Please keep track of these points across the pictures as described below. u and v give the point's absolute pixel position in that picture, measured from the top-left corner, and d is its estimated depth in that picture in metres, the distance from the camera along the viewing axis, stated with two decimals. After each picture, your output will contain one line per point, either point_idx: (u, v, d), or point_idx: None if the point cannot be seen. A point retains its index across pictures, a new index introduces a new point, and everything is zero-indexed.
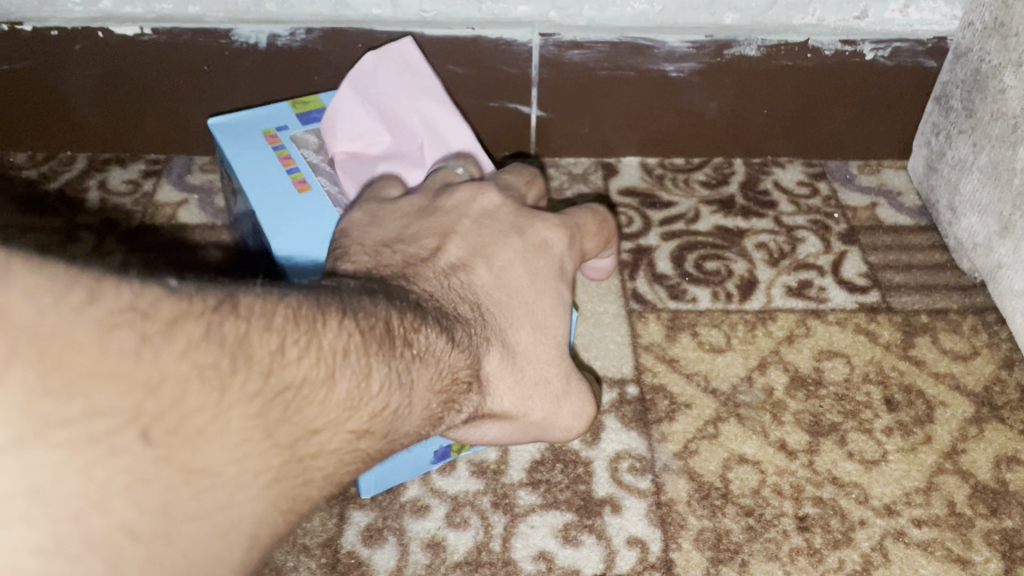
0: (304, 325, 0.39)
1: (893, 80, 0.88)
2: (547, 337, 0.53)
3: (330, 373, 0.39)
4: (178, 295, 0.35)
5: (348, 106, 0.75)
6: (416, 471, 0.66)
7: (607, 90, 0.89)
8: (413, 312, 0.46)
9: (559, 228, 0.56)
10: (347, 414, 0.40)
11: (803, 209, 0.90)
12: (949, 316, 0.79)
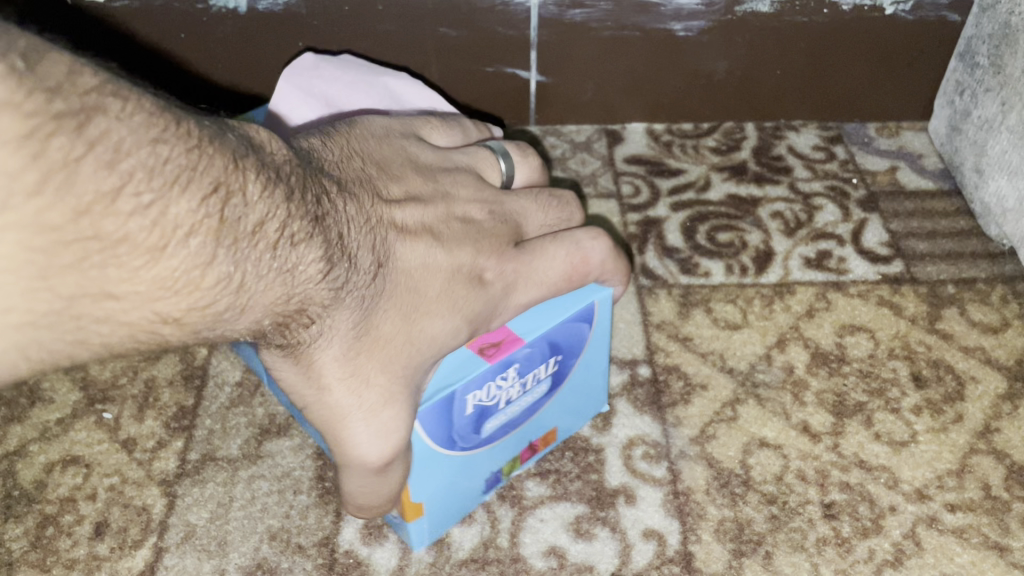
0: (158, 185, 0.38)
1: (914, 35, 0.83)
2: (410, 355, 0.51)
3: (160, 245, 0.39)
4: (18, 80, 0.34)
5: (290, 101, 0.68)
6: (468, 502, 0.60)
7: (611, 53, 0.84)
8: (307, 222, 0.45)
9: (501, 267, 0.55)
10: (159, 295, 0.40)
11: (819, 175, 0.85)
12: (976, 286, 0.74)
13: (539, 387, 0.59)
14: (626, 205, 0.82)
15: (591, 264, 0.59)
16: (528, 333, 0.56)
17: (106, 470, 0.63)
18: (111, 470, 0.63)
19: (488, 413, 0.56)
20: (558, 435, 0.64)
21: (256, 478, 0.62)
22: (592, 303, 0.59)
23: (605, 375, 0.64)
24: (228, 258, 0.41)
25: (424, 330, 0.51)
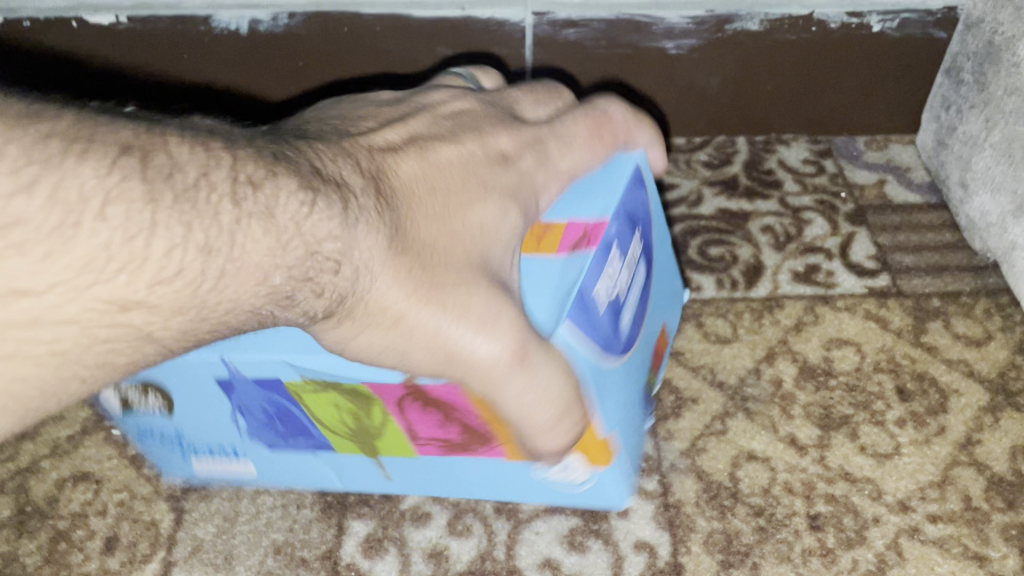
0: (46, 157, 0.34)
1: (902, 52, 0.85)
2: (458, 239, 0.48)
3: (70, 220, 0.34)
4: None
5: None
6: (631, 432, 0.60)
7: (604, 70, 0.86)
8: (265, 160, 0.41)
9: (517, 150, 0.56)
10: (88, 277, 0.35)
11: (809, 189, 0.87)
12: (961, 299, 0.76)
13: (638, 269, 0.61)
14: None
15: (616, 125, 0.61)
16: (604, 212, 0.57)
17: (115, 485, 0.65)
18: (120, 485, 0.65)
19: (618, 306, 0.57)
20: (668, 335, 0.69)
21: (261, 493, 0.64)
22: (634, 162, 0.61)
23: (672, 248, 0.69)
24: (178, 226, 0.36)
25: (470, 222, 0.49)
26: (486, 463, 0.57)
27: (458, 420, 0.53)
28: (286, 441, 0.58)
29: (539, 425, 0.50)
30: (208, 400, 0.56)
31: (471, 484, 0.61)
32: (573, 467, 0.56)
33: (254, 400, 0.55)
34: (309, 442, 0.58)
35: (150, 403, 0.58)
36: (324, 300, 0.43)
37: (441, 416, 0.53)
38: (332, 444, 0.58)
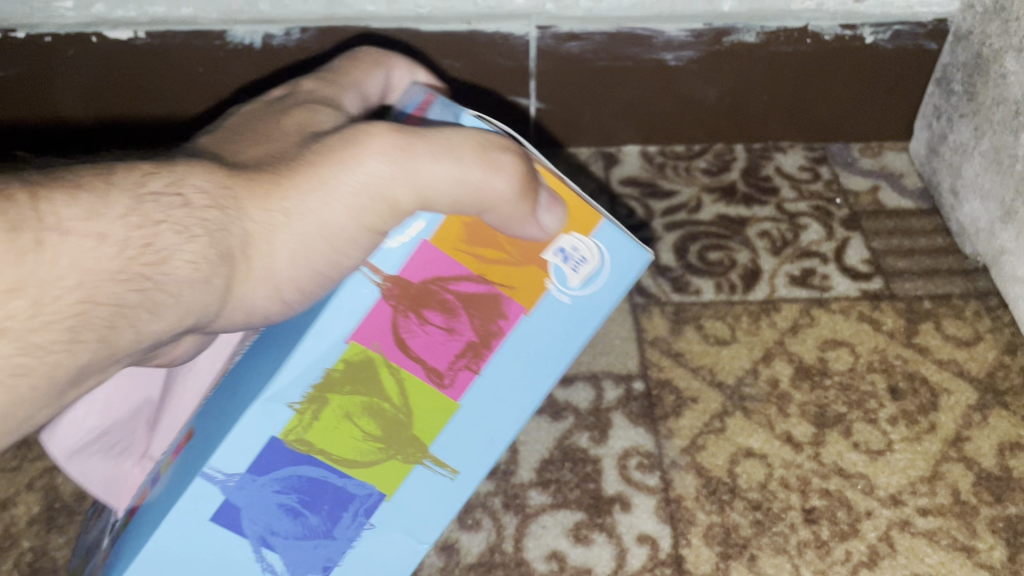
0: None
1: (894, 62, 0.88)
2: (274, 144, 0.50)
3: None
4: None
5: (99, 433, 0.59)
6: None
7: (606, 81, 0.89)
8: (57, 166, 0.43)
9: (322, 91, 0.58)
10: None
11: (805, 195, 0.90)
12: (952, 301, 0.79)
13: None
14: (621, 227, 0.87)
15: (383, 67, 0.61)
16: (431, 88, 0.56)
17: None
18: None
19: None
20: None
21: None
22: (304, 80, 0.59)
23: None
24: None
25: (289, 128, 0.52)
26: (516, 361, 0.52)
27: (457, 307, 0.50)
28: (343, 528, 0.53)
29: (503, 199, 0.47)
30: (210, 547, 0.50)
31: (511, 390, 0.52)
32: (581, 252, 0.50)
33: (263, 496, 0.50)
34: (366, 501, 0.53)
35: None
36: (213, 238, 0.44)
37: (441, 314, 0.50)
38: (376, 471, 0.52)
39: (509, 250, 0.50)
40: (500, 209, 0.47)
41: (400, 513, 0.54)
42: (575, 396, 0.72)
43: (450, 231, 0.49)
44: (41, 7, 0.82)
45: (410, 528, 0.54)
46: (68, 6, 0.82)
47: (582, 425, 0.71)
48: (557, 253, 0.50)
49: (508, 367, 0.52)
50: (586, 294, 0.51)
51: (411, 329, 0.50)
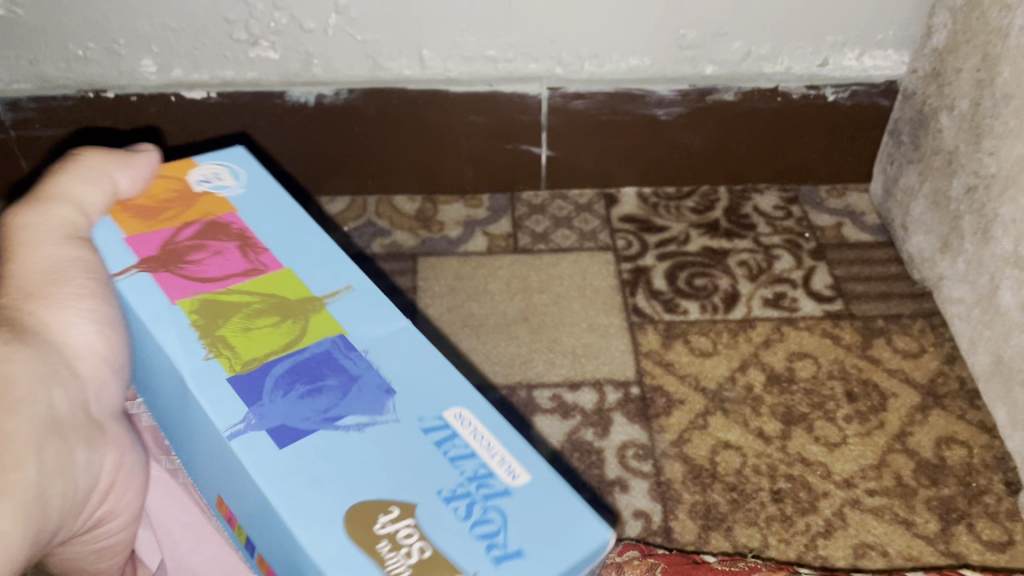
0: None
1: (853, 116, 1.03)
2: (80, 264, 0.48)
3: None
4: None
5: None
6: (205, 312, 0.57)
7: (606, 131, 1.04)
8: None
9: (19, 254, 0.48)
10: None
11: (778, 230, 1.04)
12: (902, 320, 0.93)
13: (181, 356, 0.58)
14: (620, 257, 1.01)
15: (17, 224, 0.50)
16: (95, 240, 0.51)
17: None
18: None
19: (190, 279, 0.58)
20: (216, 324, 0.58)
21: None
22: None
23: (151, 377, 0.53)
24: None
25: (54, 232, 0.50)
26: (278, 224, 0.53)
27: (203, 241, 0.51)
28: (352, 366, 0.46)
29: (103, 162, 0.54)
30: (324, 480, 0.40)
31: (298, 236, 0.53)
32: (217, 173, 0.56)
33: (273, 411, 0.43)
34: (337, 347, 0.47)
35: (394, 568, 0.38)
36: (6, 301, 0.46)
37: (201, 250, 0.51)
38: (297, 320, 0.48)
39: (192, 209, 0.53)
40: (99, 173, 0.53)
41: (391, 337, 0.48)
42: (582, 399, 0.86)
43: (144, 224, 0.52)
44: (129, 72, 0.99)
45: (396, 326, 0.48)
46: (151, 70, 0.99)
47: (587, 422, 0.84)
48: (201, 184, 0.55)
49: (276, 223, 0.53)
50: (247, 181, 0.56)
51: (198, 264, 0.50)
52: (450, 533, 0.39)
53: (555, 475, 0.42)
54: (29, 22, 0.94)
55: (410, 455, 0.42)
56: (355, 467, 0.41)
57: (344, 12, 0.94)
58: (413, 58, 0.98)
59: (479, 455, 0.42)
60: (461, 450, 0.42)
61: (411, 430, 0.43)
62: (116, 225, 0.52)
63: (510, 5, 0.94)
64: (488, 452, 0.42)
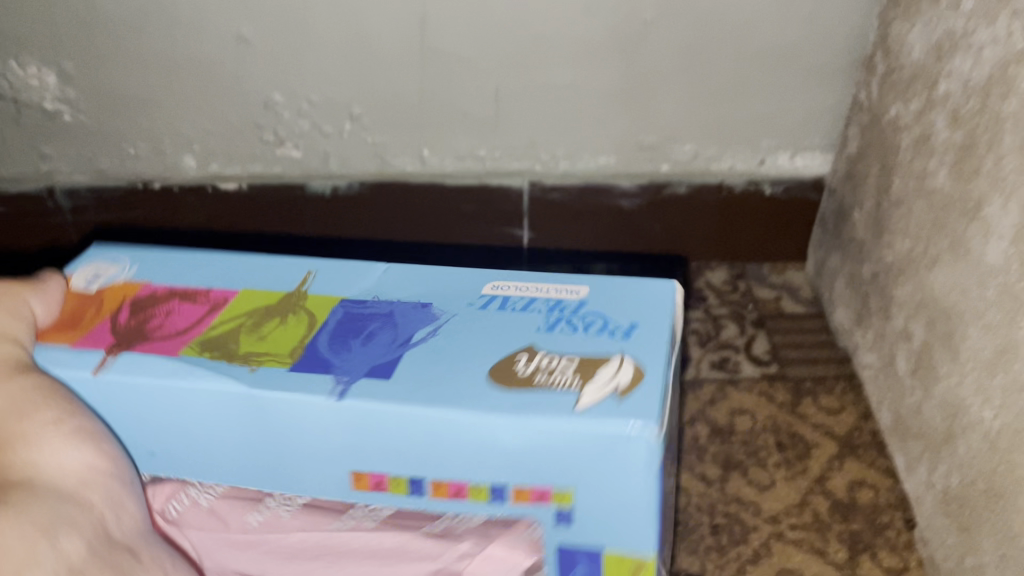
0: None
1: (788, 206, 1.21)
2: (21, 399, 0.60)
3: None
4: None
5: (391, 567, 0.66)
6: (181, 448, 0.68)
7: (578, 217, 1.22)
8: None
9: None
10: None
11: (726, 302, 1.22)
12: (827, 381, 1.10)
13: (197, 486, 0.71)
14: None
15: None
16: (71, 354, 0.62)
17: None
18: None
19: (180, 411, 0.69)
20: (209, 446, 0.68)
21: None
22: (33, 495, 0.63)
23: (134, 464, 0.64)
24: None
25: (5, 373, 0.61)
26: (196, 275, 0.69)
27: (162, 304, 0.66)
28: (380, 304, 0.64)
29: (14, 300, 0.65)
30: (454, 371, 0.57)
31: (221, 269, 0.69)
32: (102, 272, 0.70)
33: (354, 361, 0.58)
34: (353, 303, 0.65)
35: (566, 380, 0.55)
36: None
37: (160, 312, 0.65)
38: (294, 312, 0.64)
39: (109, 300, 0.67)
40: (18, 304, 0.65)
41: (382, 280, 0.67)
42: None
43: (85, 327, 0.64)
44: (173, 167, 1.17)
45: (378, 272, 0.68)
46: (192, 165, 1.17)
47: None
48: (93, 282, 0.69)
49: (197, 270, 0.70)
50: (135, 264, 0.71)
51: (160, 324, 0.63)
52: (574, 341, 0.59)
53: (592, 279, 0.65)
54: (92, 126, 1.12)
55: (497, 328, 0.61)
56: (459, 353, 0.59)
57: (357, 120, 1.12)
58: (415, 156, 1.16)
59: (533, 304, 0.64)
60: (522, 300, 0.64)
61: (471, 311, 0.63)
62: (55, 344, 0.63)
63: (496, 116, 1.12)
64: (540, 292, 0.65)
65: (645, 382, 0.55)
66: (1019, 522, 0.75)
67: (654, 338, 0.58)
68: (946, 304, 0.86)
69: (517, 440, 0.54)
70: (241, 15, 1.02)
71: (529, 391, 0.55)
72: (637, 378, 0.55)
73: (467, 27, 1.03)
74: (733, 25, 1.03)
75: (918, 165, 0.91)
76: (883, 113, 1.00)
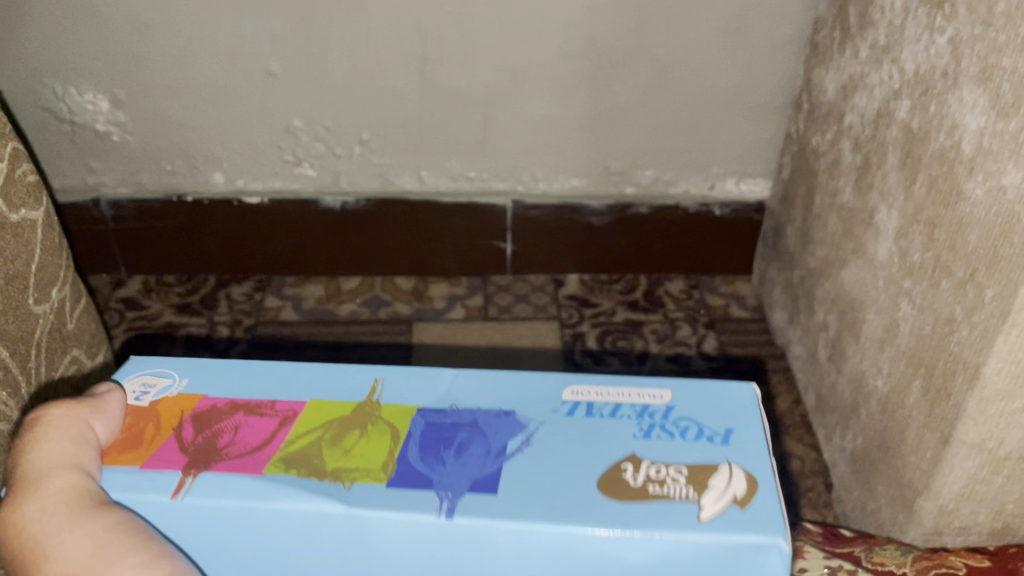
0: None
1: (735, 226, 1.40)
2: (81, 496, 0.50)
3: None
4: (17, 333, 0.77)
5: None
6: None
7: (555, 232, 1.41)
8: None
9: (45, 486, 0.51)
10: None
11: (682, 307, 1.40)
12: (765, 373, 1.28)
13: None
14: (564, 323, 1.36)
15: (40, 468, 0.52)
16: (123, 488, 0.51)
17: None
18: None
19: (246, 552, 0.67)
20: None
21: None
22: None
23: None
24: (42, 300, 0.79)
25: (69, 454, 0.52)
26: (246, 387, 0.59)
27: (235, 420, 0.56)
28: (454, 415, 0.56)
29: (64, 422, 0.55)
30: (559, 495, 0.49)
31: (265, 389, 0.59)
32: (146, 383, 0.60)
33: (457, 478, 0.51)
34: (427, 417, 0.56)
35: (678, 492, 0.50)
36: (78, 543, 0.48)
37: (229, 433, 0.55)
38: (372, 425, 0.56)
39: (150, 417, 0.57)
40: (77, 428, 0.53)
41: (453, 388, 0.59)
42: None
43: (135, 452, 0.54)
44: (204, 182, 1.35)
45: (447, 378, 0.60)
46: (221, 181, 1.35)
47: None
48: (138, 397, 0.59)
49: (235, 388, 0.59)
50: (178, 381, 0.60)
51: (230, 444, 0.54)
52: (676, 453, 0.53)
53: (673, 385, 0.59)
54: (137, 146, 1.31)
55: (589, 432, 0.55)
56: (558, 470, 0.51)
57: (365, 144, 1.31)
58: (415, 177, 1.35)
59: (619, 411, 0.57)
60: (603, 407, 0.57)
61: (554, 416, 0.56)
62: (119, 467, 0.53)
63: (484, 143, 1.31)
64: (624, 399, 0.58)
65: (761, 494, 0.50)
66: (902, 466, 0.92)
67: (756, 446, 0.53)
68: (852, 296, 1.05)
69: (645, 557, 0.48)
70: (271, 53, 1.21)
71: (652, 503, 0.49)
72: (753, 489, 0.50)
73: (462, 68, 1.23)
74: (684, 69, 1.23)
75: (832, 185, 1.10)
76: (807, 143, 1.19)
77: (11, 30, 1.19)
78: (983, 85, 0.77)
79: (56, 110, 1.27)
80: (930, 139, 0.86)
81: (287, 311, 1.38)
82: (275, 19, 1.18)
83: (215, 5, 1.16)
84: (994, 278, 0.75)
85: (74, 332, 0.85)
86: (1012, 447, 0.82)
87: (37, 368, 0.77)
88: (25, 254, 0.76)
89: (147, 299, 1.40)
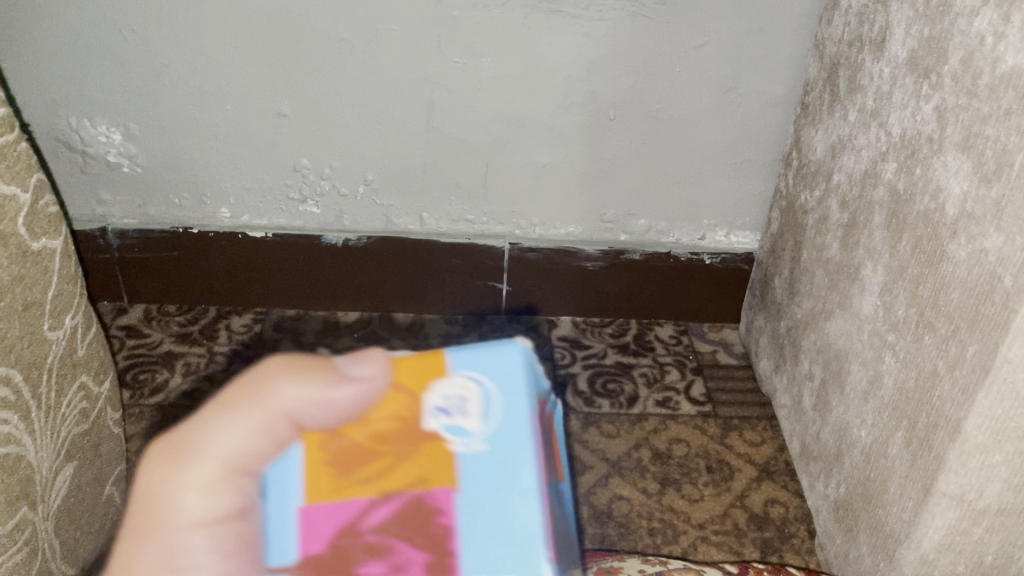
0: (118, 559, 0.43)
1: (724, 275, 1.44)
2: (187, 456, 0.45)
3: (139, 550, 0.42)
4: None
5: None
6: None
7: (549, 276, 1.44)
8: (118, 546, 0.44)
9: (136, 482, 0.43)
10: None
11: (671, 352, 1.43)
12: (751, 420, 1.31)
13: None
14: (556, 365, 1.39)
15: None
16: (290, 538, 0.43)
17: None
18: None
19: None
20: None
21: None
22: None
23: None
24: (55, 326, 0.81)
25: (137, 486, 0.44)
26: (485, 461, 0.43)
27: (389, 540, 0.42)
28: None
29: None
30: None
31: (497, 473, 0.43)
32: (461, 392, 0.45)
33: None
34: None
35: None
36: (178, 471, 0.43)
37: (376, 559, 0.42)
38: None
39: (388, 450, 0.44)
40: None
41: None
42: None
43: (319, 487, 0.44)
44: (210, 216, 1.38)
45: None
46: (226, 216, 1.38)
47: None
48: (449, 403, 0.45)
49: (482, 469, 0.43)
50: (484, 428, 0.44)
51: None
52: None
53: None
54: (147, 179, 1.34)
55: None
56: None
57: (370, 184, 1.35)
58: (415, 217, 1.39)
59: None
60: None
61: None
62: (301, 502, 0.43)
63: (484, 187, 1.35)
64: None
65: None
66: (885, 515, 0.95)
67: None
68: (836, 348, 1.08)
69: None
70: (283, 95, 1.26)
71: None
72: None
73: (465, 114, 1.27)
74: (679, 124, 1.28)
75: (820, 239, 1.14)
76: (795, 199, 1.24)
77: (30, 62, 1.22)
78: (966, 152, 0.81)
79: (69, 141, 1.30)
80: (915, 202, 0.91)
81: (285, 343, 1.40)
82: (287, 62, 1.22)
83: (232, 47, 1.21)
84: (975, 336, 0.79)
85: (84, 358, 0.88)
86: (991, 500, 0.85)
87: (47, 392, 0.79)
88: (44, 282, 0.79)
89: (148, 328, 1.42)
